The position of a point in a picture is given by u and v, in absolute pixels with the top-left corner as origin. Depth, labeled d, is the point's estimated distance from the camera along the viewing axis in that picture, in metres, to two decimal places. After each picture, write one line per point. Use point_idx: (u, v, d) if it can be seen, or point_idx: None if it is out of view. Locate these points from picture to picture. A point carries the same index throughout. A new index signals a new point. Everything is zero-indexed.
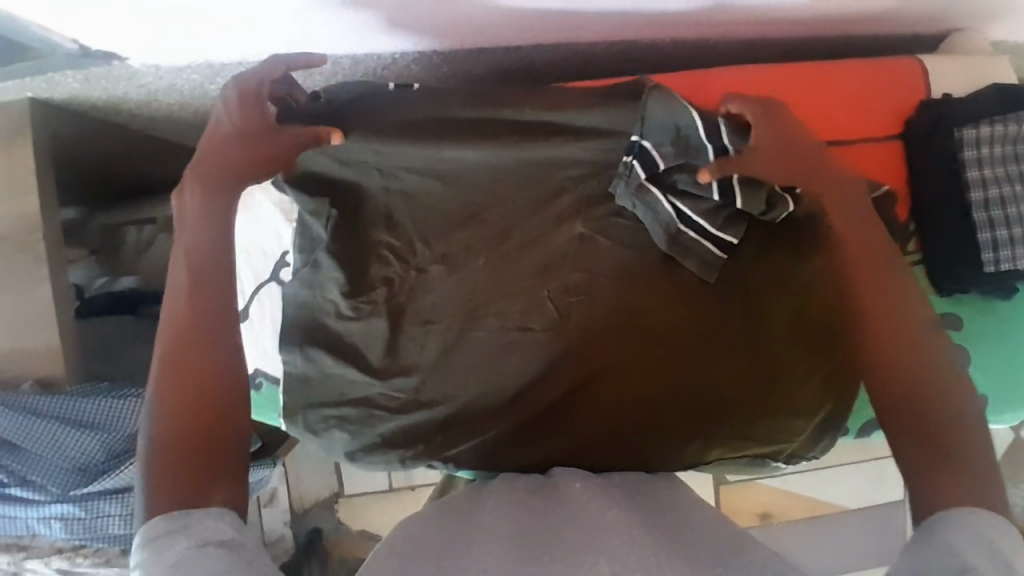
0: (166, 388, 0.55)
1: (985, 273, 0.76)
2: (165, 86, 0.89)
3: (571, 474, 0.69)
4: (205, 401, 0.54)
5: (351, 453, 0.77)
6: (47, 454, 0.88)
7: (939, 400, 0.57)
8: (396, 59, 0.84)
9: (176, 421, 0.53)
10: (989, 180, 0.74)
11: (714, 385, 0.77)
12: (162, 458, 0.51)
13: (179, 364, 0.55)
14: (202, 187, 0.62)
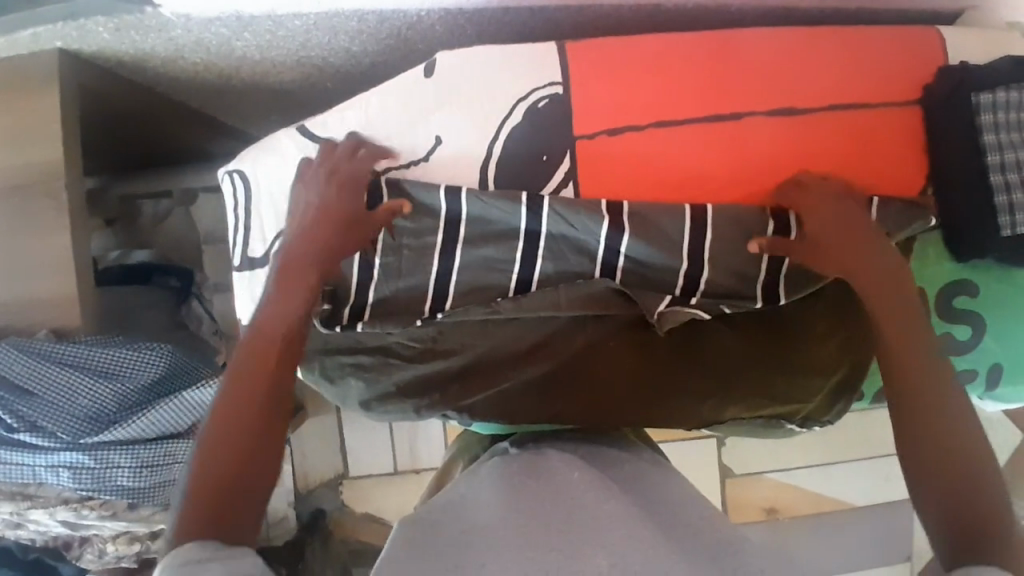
0: (218, 442, 0.57)
1: (1002, 237, 0.77)
2: (193, 41, 0.89)
3: (568, 462, 0.72)
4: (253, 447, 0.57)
5: (365, 402, 0.78)
6: (58, 402, 0.88)
7: (962, 441, 0.59)
8: (421, 18, 0.85)
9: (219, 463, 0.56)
10: (1005, 144, 0.76)
11: (728, 347, 0.79)
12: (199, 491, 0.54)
13: (239, 410, 0.58)
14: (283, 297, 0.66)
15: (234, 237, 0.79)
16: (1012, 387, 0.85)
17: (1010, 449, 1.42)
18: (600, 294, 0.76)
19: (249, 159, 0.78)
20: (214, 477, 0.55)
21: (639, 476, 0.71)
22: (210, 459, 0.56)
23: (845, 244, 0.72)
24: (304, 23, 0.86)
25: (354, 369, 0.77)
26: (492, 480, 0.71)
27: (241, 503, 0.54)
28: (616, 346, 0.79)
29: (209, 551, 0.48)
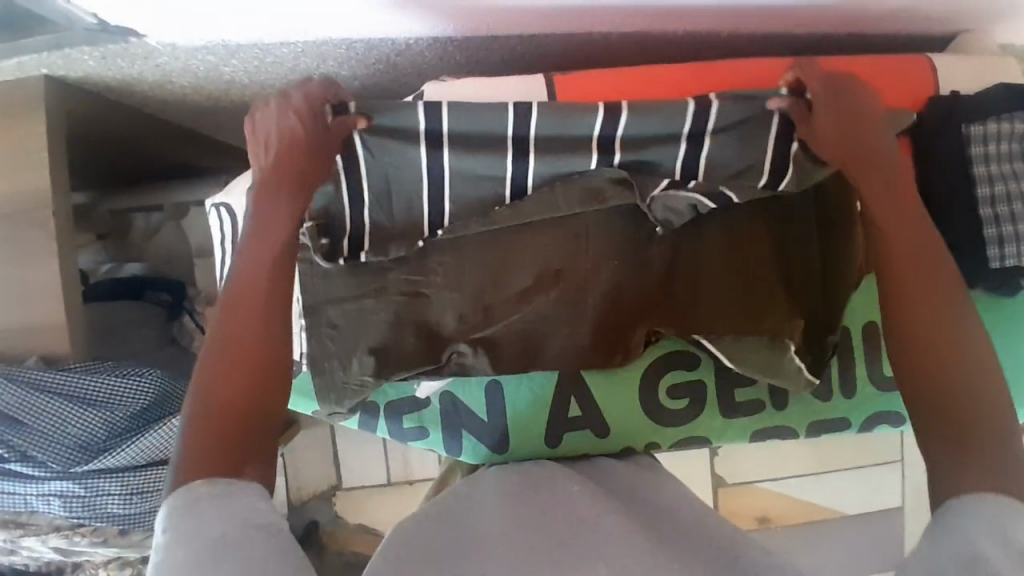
0: (210, 383, 0.56)
1: (991, 268, 0.77)
2: (180, 67, 0.89)
3: (569, 475, 0.74)
4: (241, 414, 0.55)
5: (374, 349, 0.76)
6: (47, 431, 0.88)
7: (986, 394, 0.54)
8: (410, 46, 0.85)
9: (210, 406, 0.55)
10: (994, 176, 0.76)
11: (738, 284, 0.77)
12: (197, 436, 0.53)
13: (228, 351, 0.57)
14: (262, 214, 0.64)
15: (221, 270, 0.78)
16: None
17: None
18: (597, 186, 0.73)
19: (234, 192, 0.77)
20: (208, 422, 0.54)
21: (635, 491, 0.72)
22: (201, 417, 0.54)
23: (852, 143, 0.67)
24: (292, 51, 0.85)
25: (342, 370, 0.76)
26: (490, 496, 0.72)
27: (243, 444, 0.54)
28: (621, 279, 0.77)
29: (216, 488, 0.50)
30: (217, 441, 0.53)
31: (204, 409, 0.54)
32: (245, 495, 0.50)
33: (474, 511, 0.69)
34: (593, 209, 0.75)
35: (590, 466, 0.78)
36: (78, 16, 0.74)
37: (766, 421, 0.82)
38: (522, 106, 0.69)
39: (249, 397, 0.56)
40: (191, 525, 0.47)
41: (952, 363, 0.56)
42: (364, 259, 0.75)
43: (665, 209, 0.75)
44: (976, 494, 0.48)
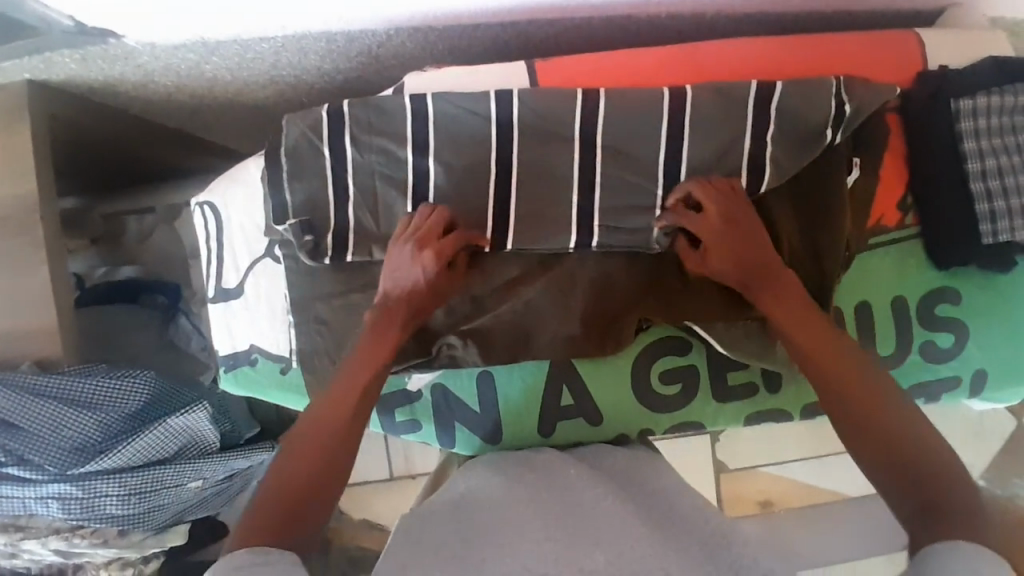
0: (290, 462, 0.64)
1: (984, 245, 0.76)
2: (161, 67, 0.89)
3: (563, 459, 0.77)
4: (300, 502, 0.62)
5: None
6: (44, 435, 0.88)
7: (939, 477, 0.59)
8: (390, 37, 0.84)
9: (283, 485, 0.62)
10: (985, 151, 0.75)
11: None
12: (263, 509, 0.60)
13: (310, 437, 0.65)
14: (375, 334, 0.71)
15: (208, 269, 0.78)
16: (997, 391, 0.83)
17: (1005, 435, 1.42)
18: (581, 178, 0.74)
19: (218, 191, 0.77)
20: (277, 499, 0.61)
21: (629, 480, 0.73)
22: (274, 491, 0.62)
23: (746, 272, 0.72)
24: (272, 46, 0.85)
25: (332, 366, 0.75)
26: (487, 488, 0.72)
27: (297, 526, 0.60)
28: (611, 273, 0.77)
29: (261, 556, 0.55)
30: (278, 519, 0.60)
31: (277, 486, 0.62)
32: (280, 562, 0.55)
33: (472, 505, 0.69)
34: (582, 198, 0.75)
35: (586, 453, 0.78)
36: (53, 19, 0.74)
37: (761, 405, 0.81)
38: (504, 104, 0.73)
39: (310, 486, 0.63)
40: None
41: (907, 453, 0.61)
42: (347, 260, 0.74)
43: (650, 197, 0.75)
44: (954, 543, 0.52)
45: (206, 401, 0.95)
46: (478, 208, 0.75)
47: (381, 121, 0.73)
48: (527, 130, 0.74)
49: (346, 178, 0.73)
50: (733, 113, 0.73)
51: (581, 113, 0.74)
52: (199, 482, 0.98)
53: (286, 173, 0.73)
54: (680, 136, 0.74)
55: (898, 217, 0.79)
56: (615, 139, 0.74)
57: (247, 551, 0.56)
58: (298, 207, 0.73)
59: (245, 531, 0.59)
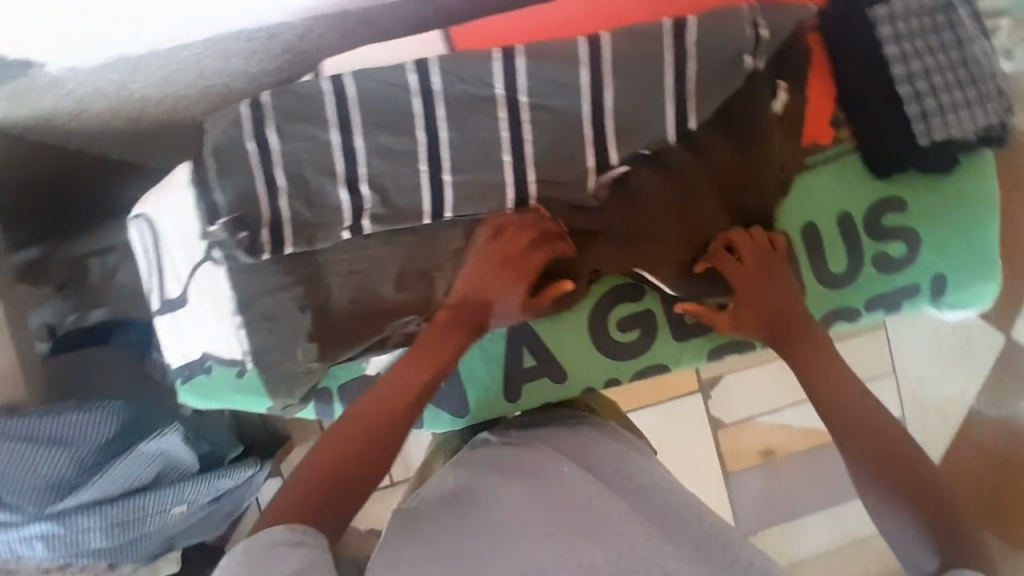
0: (333, 452, 0.63)
1: (920, 146, 0.76)
2: (89, 92, 0.87)
3: (553, 455, 0.73)
4: (337, 491, 0.61)
5: (317, 336, 0.75)
6: (14, 476, 0.87)
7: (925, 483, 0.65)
8: (309, 28, 0.83)
9: (317, 472, 0.62)
10: (908, 53, 0.75)
11: (682, 214, 0.77)
12: (299, 492, 0.60)
13: (355, 431, 0.65)
14: (428, 336, 0.71)
15: (149, 282, 0.77)
16: (956, 294, 0.82)
17: (997, 351, 1.34)
18: (510, 136, 0.74)
19: (151, 201, 0.75)
20: (316, 487, 0.61)
21: (620, 469, 0.72)
22: (310, 477, 0.61)
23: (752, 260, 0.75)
24: (194, 54, 0.84)
25: (289, 360, 0.75)
26: (474, 478, 0.72)
27: (328, 510, 0.60)
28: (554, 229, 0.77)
29: (296, 534, 0.55)
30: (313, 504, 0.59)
31: (314, 473, 0.62)
32: (314, 544, 0.55)
33: (461, 494, 0.69)
34: (514, 157, 0.75)
35: (572, 438, 0.77)
36: (32, 10, 0.67)
37: (721, 338, 0.81)
38: (422, 72, 0.72)
39: (348, 477, 0.63)
40: (267, 557, 0.52)
41: (900, 456, 0.66)
42: (287, 252, 0.74)
43: (581, 148, 0.75)
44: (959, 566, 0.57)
45: (177, 422, 0.93)
46: (412, 181, 0.74)
47: (302, 108, 0.72)
48: (449, 96, 0.73)
49: (274, 169, 0.72)
50: (652, 48, 0.73)
51: (503, 72, 0.73)
52: (184, 507, 0.97)
53: (212, 171, 0.72)
54: (602, 80, 0.73)
55: (831, 133, 0.79)
56: (540, 93, 0.73)
57: (286, 528, 0.55)
58: (230, 204, 0.72)
59: (282, 510, 0.58)
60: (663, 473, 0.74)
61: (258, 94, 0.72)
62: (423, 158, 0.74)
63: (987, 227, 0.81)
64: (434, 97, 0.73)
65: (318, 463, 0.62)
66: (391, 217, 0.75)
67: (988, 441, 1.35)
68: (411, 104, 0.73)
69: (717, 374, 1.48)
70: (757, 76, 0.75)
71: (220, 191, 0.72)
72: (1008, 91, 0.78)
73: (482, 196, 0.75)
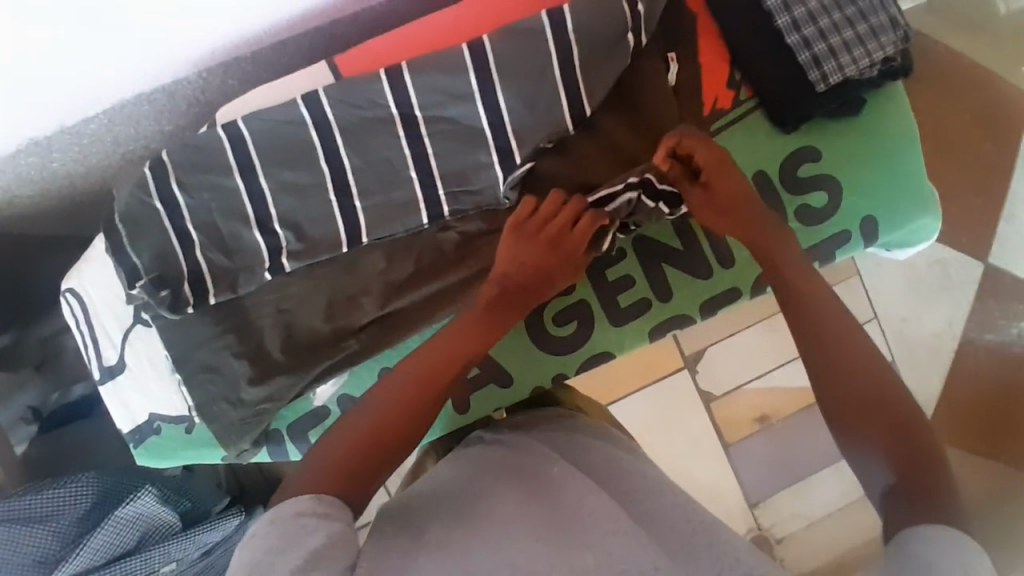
0: (359, 429, 0.62)
1: (820, 93, 0.76)
2: (13, 179, 0.89)
3: (550, 454, 0.70)
4: (354, 469, 0.60)
5: (255, 380, 0.75)
6: (2, 557, 0.89)
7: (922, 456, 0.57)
8: (206, 79, 0.85)
9: (339, 446, 0.61)
10: (790, 2, 0.76)
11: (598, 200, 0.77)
12: (322, 463, 0.59)
13: (383, 410, 0.63)
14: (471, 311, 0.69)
15: (86, 354, 0.78)
16: (894, 232, 0.81)
17: (976, 280, 1.31)
18: (409, 152, 0.75)
19: (75, 275, 0.77)
20: (339, 461, 0.60)
21: (610, 467, 0.69)
22: (333, 451, 0.60)
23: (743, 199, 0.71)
24: (101, 124, 0.86)
25: (234, 407, 0.75)
26: (463, 478, 0.68)
27: (348, 486, 0.59)
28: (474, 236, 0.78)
29: (320, 509, 0.55)
30: (332, 477, 0.58)
31: (336, 448, 0.60)
32: (336, 519, 0.55)
33: (449, 491, 0.66)
34: (418, 171, 0.75)
35: (567, 437, 0.74)
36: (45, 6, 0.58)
37: (659, 316, 0.80)
38: (312, 104, 0.73)
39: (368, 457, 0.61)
40: (290, 532, 0.52)
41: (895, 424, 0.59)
42: (212, 302, 0.75)
43: (484, 151, 0.75)
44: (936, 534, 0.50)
45: (150, 485, 0.94)
46: (323, 211, 0.75)
47: (202, 160, 0.74)
48: (343, 123, 0.74)
49: (185, 223, 0.73)
50: (532, 42, 0.73)
51: (390, 90, 0.74)
52: (174, 563, 0.98)
53: (124, 236, 0.73)
54: (489, 81, 0.73)
55: (731, 95, 0.79)
56: (432, 105, 0.74)
57: (310, 499, 0.55)
58: (148, 265, 0.73)
59: (302, 482, 0.58)
60: (649, 467, 0.71)
61: (158, 154, 0.74)
62: (329, 187, 0.75)
63: (909, 160, 0.80)
64: (329, 125, 0.74)
65: (339, 441, 0.61)
66: (309, 250, 0.75)
67: (988, 370, 1.30)
68: (306, 137, 0.74)
69: (701, 345, 1.37)
70: (640, 54, 0.77)
71: (135, 255, 0.73)
72: (903, 18, 0.77)
73: (394, 214, 0.76)
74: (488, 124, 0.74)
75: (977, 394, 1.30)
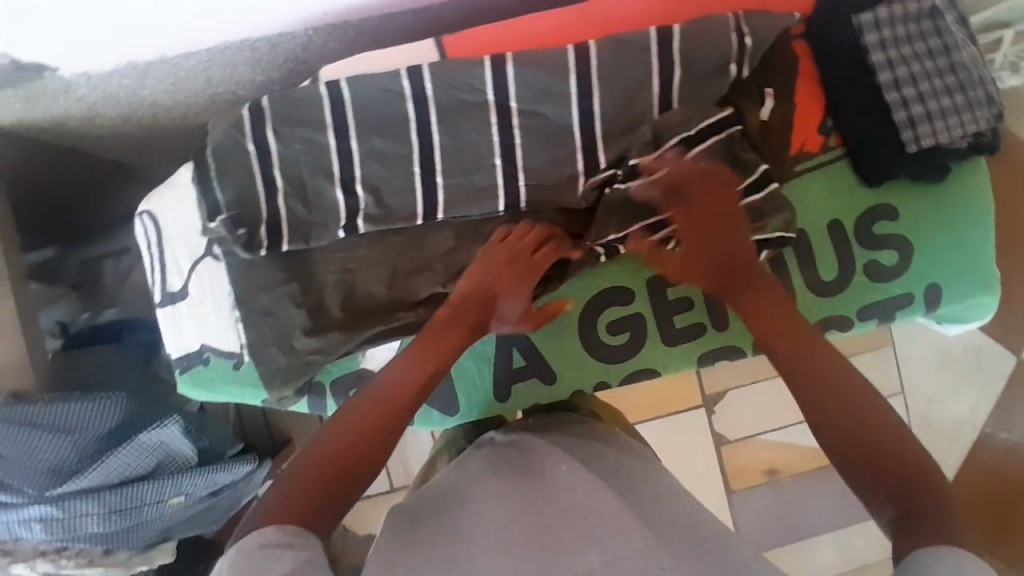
0: (334, 439, 0.63)
1: (908, 154, 0.77)
2: (101, 97, 0.91)
3: (555, 454, 0.71)
4: (333, 482, 0.60)
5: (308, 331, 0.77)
6: (18, 459, 0.89)
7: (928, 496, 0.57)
8: (310, 37, 0.87)
9: (319, 455, 0.62)
10: (894, 61, 0.77)
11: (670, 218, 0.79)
12: (301, 474, 0.60)
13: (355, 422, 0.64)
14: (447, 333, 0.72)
15: (152, 276, 0.80)
16: (954, 305, 0.81)
17: (1008, 374, 1.29)
18: (500, 140, 0.77)
19: (155, 198, 0.79)
20: (317, 469, 0.60)
21: (636, 475, 0.69)
22: (310, 461, 0.61)
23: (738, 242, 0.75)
24: (200, 61, 0.88)
25: (282, 354, 0.77)
26: (476, 475, 0.71)
27: (328, 501, 0.59)
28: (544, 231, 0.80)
29: (286, 536, 0.54)
30: (310, 488, 0.59)
31: (314, 458, 0.61)
32: (304, 547, 0.53)
33: (464, 489, 0.68)
34: (506, 159, 0.77)
35: (574, 442, 0.73)
36: None
37: (708, 344, 0.81)
38: (416, 77, 0.75)
39: (346, 469, 0.62)
40: (256, 562, 0.51)
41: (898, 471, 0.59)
42: (283, 249, 0.77)
43: (571, 152, 0.77)
44: (939, 547, 0.51)
45: (177, 415, 0.95)
46: (405, 180, 0.77)
47: (299, 112, 0.75)
48: (441, 100, 0.76)
49: (272, 169, 0.75)
50: (640, 54, 0.75)
51: (493, 77, 0.75)
52: (182, 497, 0.98)
53: (212, 170, 0.75)
54: (591, 87, 0.75)
55: (820, 140, 0.80)
56: (529, 99, 0.76)
57: (276, 531, 0.54)
58: (229, 202, 0.75)
59: (281, 492, 0.58)
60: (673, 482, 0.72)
61: (259, 98, 0.75)
62: (415, 160, 0.76)
63: (981, 236, 0.80)
64: (427, 99, 0.76)
65: (317, 452, 0.62)
66: (384, 216, 0.77)
67: (1004, 465, 1.29)
68: (404, 106, 0.76)
69: (723, 387, 1.37)
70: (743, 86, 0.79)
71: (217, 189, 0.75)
72: (998, 97, 0.78)
73: (473, 196, 0.77)
74: (580, 126, 0.76)
75: (990, 487, 1.28)
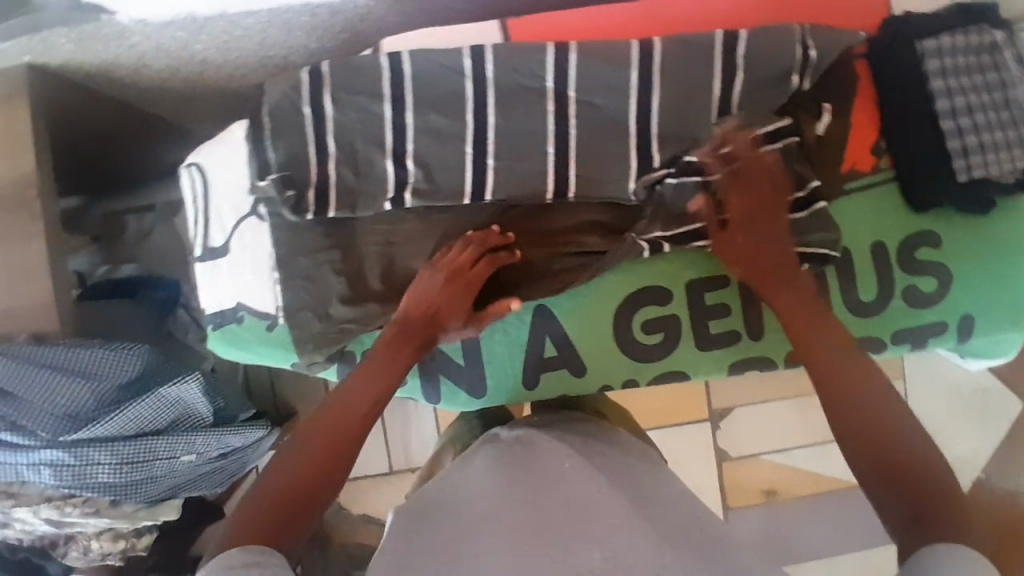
0: (295, 452, 0.63)
1: (958, 182, 0.77)
2: (153, 48, 0.90)
3: (557, 449, 0.71)
4: (299, 496, 0.60)
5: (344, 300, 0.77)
6: (36, 401, 0.89)
7: (946, 502, 0.54)
8: (371, 8, 0.87)
9: (286, 471, 0.61)
10: (953, 90, 0.77)
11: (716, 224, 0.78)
12: (265, 490, 0.60)
13: (317, 432, 0.64)
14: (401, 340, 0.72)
15: (195, 230, 0.80)
16: (986, 336, 0.82)
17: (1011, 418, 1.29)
18: (555, 128, 0.77)
19: (204, 152, 0.79)
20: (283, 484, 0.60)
21: (654, 478, 0.70)
22: (275, 476, 0.61)
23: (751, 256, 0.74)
24: (258, 21, 0.86)
25: (316, 320, 0.77)
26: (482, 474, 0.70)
27: (296, 517, 0.59)
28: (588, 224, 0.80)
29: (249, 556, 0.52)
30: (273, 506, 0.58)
31: (280, 474, 0.61)
32: (271, 564, 0.52)
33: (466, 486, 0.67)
34: (559, 148, 0.77)
35: (583, 444, 0.72)
36: None
37: (741, 352, 0.81)
38: (478, 56, 0.75)
39: (314, 483, 0.61)
40: None
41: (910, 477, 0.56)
42: (329, 215, 0.77)
43: (625, 147, 0.77)
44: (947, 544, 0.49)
45: (198, 372, 0.95)
46: (456, 159, 0.77)
47: (358, 80, 0.75)
48: (501, 83, 0.76)
49: (326, 134, 0.75)
50: (703, 57, 0.75)
51: (554, 65, 0.76)
52: (193, 456, 0.98)
53: (266, 129, 0.75)
54: (651, 84, 0.75)
55: (871, 161, 0.81)
56: (589, 90, 0.76)
57: (241, 550, 0.53)
58: (280, 162, 0.75)
59: (245, 513, 0.58)
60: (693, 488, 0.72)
61: (319, 63, 0.75)
62: (469, 140, 0.76)
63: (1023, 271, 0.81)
64: (487, 80, 0.76)
65: (284, 469, 0.61)
66: (432, 193, 0.77)
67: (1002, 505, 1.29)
68: (464, 85, 0.76)
69: (729, 403, 1.37)
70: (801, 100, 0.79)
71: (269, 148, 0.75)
72: None
73: (521, 182, 0.77)
74: (636, 123, 0.76)
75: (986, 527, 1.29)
